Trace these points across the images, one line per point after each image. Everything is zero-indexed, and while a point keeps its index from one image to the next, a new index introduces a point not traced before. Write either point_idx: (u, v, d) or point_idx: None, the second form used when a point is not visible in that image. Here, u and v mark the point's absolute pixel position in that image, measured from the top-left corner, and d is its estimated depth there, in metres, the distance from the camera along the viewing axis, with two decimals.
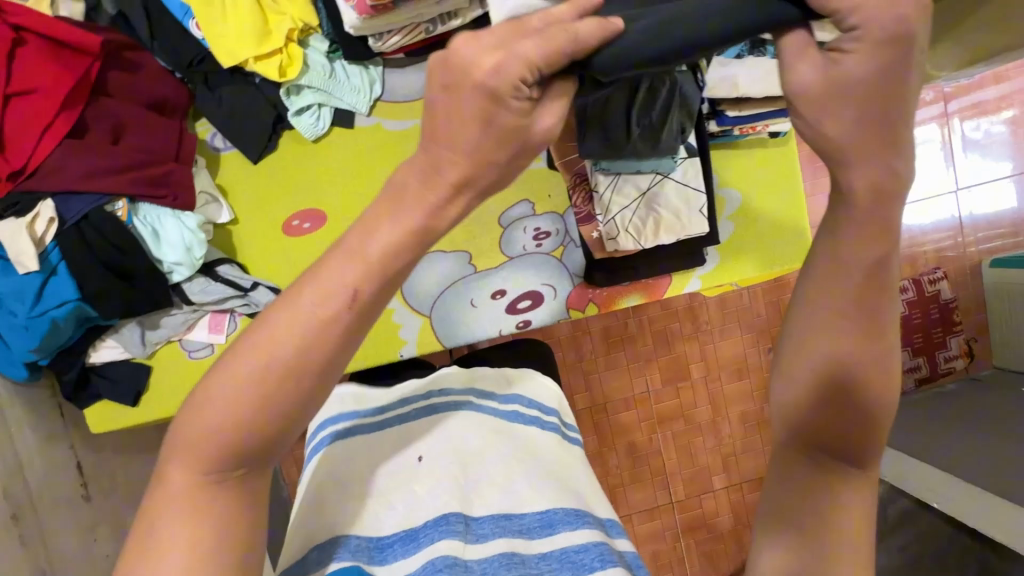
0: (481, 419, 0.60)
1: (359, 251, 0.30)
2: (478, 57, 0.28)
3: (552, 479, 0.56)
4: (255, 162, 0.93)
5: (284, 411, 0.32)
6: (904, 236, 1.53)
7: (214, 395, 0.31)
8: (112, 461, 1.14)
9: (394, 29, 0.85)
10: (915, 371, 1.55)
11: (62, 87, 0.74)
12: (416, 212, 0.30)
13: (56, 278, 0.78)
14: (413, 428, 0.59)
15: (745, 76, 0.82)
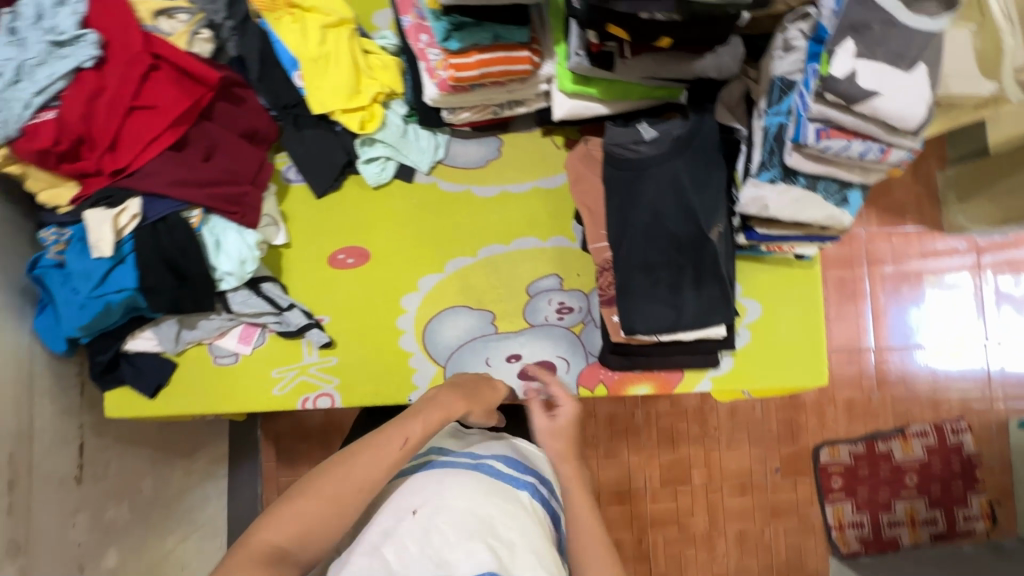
0: (475, 473, 0.70)
1: (411, 436, 0.70)
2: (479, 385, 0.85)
3: (533, 535, 0.64)
4: (319, 198, 1.03)
5: (314, 519, 0.63)
6: (929, 378, 1.51)
7: (300, 503, 0.63)
8: (111, 449, 1.16)
9: (466, 107, 0.97)
10: (931, 524, 1.47)
11: (178, 107, 0.85)
12: (431, 422, 0.73)
13: (122, 266, 0.85)
14: (413, 485, 0.69)
15: (776, 201, 0.84)
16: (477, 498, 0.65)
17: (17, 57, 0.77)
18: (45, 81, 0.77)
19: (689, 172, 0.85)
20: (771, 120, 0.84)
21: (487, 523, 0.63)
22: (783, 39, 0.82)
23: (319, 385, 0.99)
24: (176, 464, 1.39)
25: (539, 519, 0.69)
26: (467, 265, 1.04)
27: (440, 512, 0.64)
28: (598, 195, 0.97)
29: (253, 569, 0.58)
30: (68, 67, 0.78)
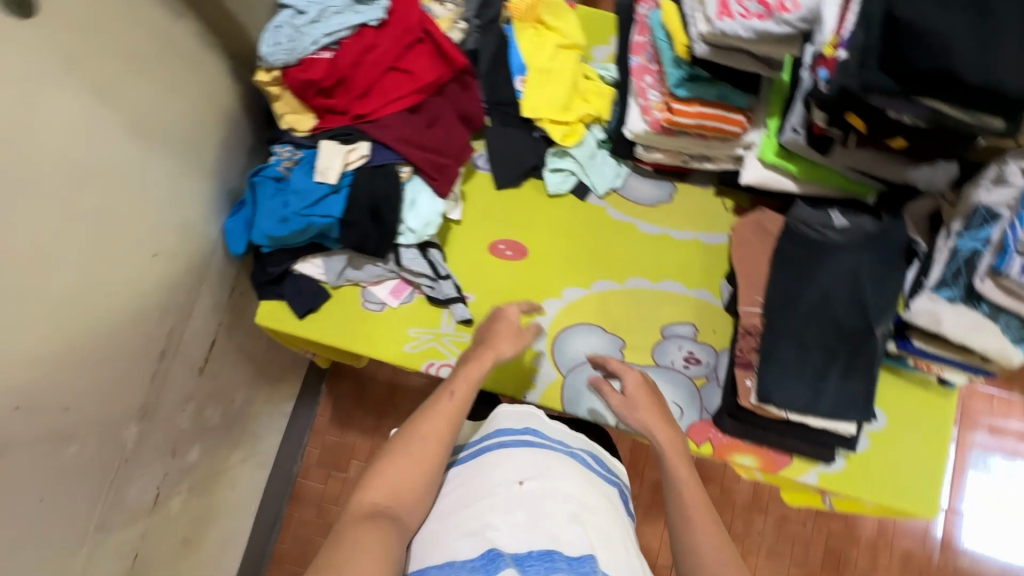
0: (567, 461, 0.82)
1: (459, 390, 0.82)
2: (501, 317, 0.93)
3: (612, 509, 0.81)
4: (497, 188, 1.10)
5: (403, 477, 0.73)
6: (1002, 566, 1.41)
7: (388, 467, 0.74)
8: (228, 355, 1.25)
9: (661, 148, 1.04)
10: None
11: (428, 78, 0.95)
12: (471, 375, 0.84)
13: (335, 197, 0.93)
14: (516, 461, 0.80)
15: (951, 320, 0.86)
16: (573, 486, 0.78)
17: (321, 5, 0.91)
18: (332, 27, 0.90)
19: (871, 267, 0.89)
20: (966, 243, 0.86)
21: (579, 504, 0.76)
22: (996, 172, 0.85)
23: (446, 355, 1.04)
24: (262, 389, 1.47)
25: (615, 507, 0.82)
26: (612, 289, 1.08)
27: (544, 490, 0.76)
28: (761, 263, 1.00)
29: (363, 522, 0.68)
30: (352, 19, 0.90)
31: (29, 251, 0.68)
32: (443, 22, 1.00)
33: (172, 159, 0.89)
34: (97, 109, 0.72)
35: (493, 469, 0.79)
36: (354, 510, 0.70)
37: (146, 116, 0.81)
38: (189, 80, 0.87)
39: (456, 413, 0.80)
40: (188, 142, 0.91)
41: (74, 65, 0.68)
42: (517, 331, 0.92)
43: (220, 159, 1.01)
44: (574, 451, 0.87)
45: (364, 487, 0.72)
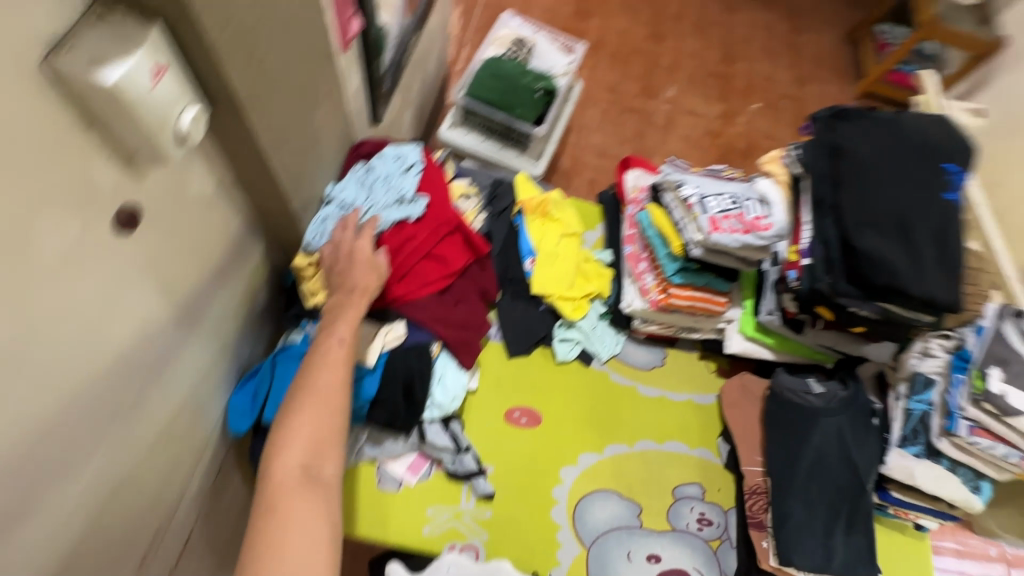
0: None
1: (343, 337, 0.84)
2: (358, 232, 0.93)
3: None
4: (510, 357, 1.17)
5: (319, 436, 0.76)
6: None
7: (299, 426, 0.75)
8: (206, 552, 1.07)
9: (656, 321, 1.18)
10: None
11: (458, 264, 1.05)
12: (350, 315, 0.86)
13: (369, 378, 0.94)
14: None
15: (921, 472, 1.00)
16: None
17: (367, 200, 1.00)
18: (377, 221, 0.98)
19: (851, 429, 1.03)
20: (915, 404, 1.04)
21: None
22: (921, 346, 1.07)
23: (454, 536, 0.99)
24: None
25: None
26: (623, 452, 1.13)
27: None
28: (754, 424, 1.12)
29: (291, 489, 0.71)
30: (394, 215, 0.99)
31: (57, 461, 0.62)
32: (468, 215, 1.17)
33: (204, 340, 0.86)
34: (157, 302, 0.72)
35: None
36: (279, 479, 0.72)
37: (193, 302, 0.81)
38: (232, 265, 0.89)
39: (348, 357, 0.83)
40: (221, 322, 0.90)
41: (151, 264, 0.69)
42: (374, 260, 0.91)
43: (242, 333, 0.99)
44: None
45: (283, 452, 0.73)
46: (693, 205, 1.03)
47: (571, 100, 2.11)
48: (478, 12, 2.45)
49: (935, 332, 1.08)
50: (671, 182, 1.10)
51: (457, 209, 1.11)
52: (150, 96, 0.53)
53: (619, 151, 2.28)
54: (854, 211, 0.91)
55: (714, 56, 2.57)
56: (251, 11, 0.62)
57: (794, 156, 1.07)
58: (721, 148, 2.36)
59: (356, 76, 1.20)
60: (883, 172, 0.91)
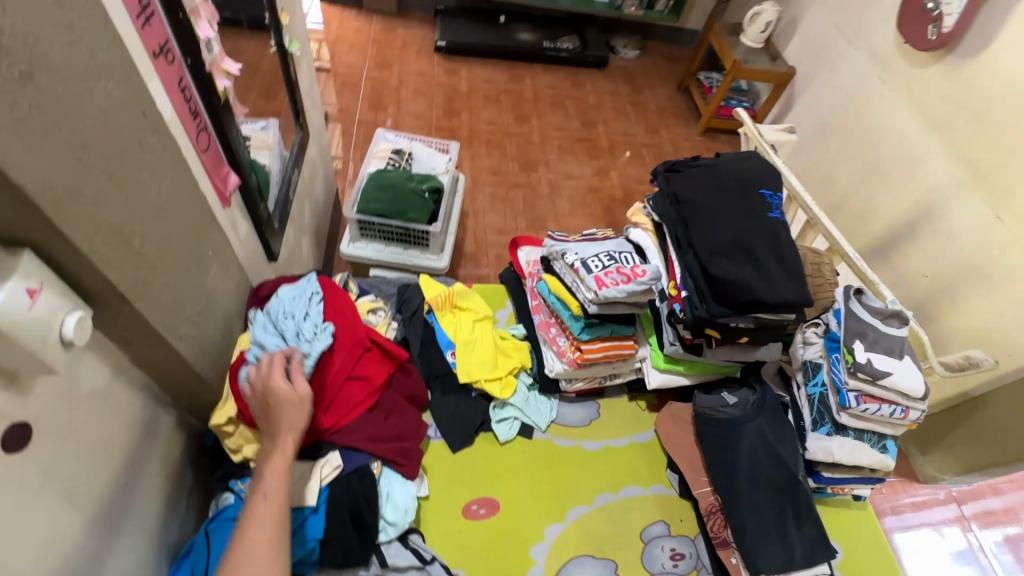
0: None
1: (270, 490, 0.81)
2: (272, 368, 0.89)
3: None
4: (454, 452, 1.18)
5: None
6: None
7: None
8: None
9: (579, 378, 1.26)
10: None
11: (379, 378, 1.08)
12: (279, 462, 0.83)
13: (314, 517, 0.93)
14: None
15: (837, 448, 1.12)
16: None
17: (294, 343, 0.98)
18: (308, 359, 0.97)
19: (770, 428, 1.12)
20: (812, 388, 1.17)
21: None
22: (802, 337, 1.22)
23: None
24: None
25: None
26: (585, 512, 1.15)
27: None
28: (692, 448, 1.20)
29: None
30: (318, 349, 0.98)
31: None
32: (381, 326, 1.21)
33: (123, 534, 0.81)
34: (63, 511, 0.69)
35: None
36: None
37: (105, 497, 0.77)
38: (143, 445, 0.86)
39: (280, 509, 0.80)
40: (140, 509, 0.85)
41: (52, 474, 0.67)
42: (296, 392, 0.88)
43: (168, 511, 0.94)
44: None
45: None
46: (578, 268, 1.14)
47: (459, 191, 2.28)
48: (355, 132, 2.62)
49: (808, 322, 1.23)
50: (557, 252, 1.22)
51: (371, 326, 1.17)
52: (30, 317, 0.54)
53: (516, 224, 2.46)
54: (706, 244, 1.06)
55: (575, 125, 2.90)
56: (121, 211, 0.66)
57: (650, 207, 1.24)
58: (603, 200, 2.61)
59: (243, 223, 1.25)
60: (718, 208, 1.09)
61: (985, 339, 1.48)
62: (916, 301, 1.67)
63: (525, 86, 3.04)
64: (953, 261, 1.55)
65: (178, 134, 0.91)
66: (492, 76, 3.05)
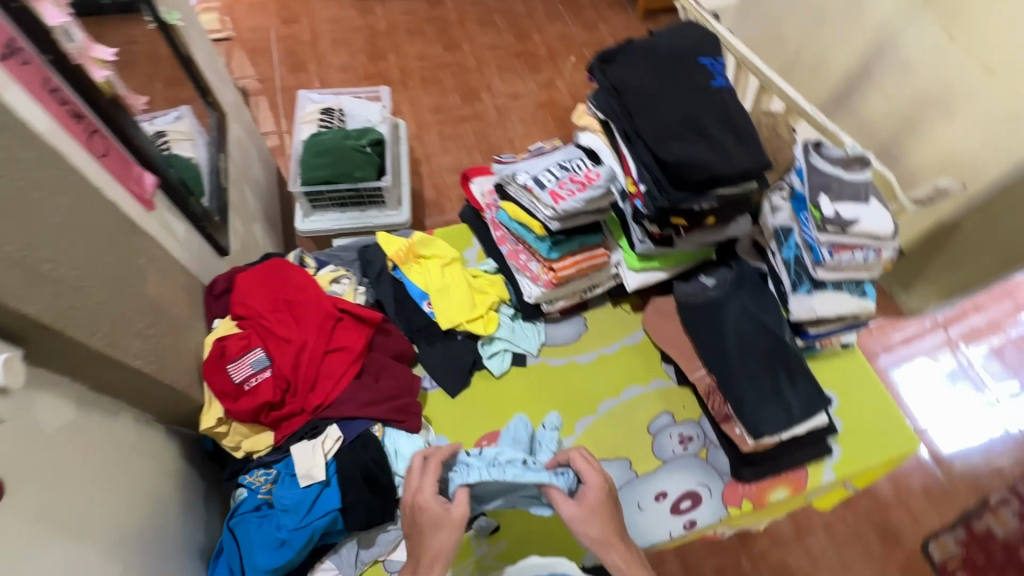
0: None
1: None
2: (415, 487, 0.84)
3: None
4: (453, 396, 1.19)
5: None
6: (977, 454, 1.65)
7: None
8: None
9: (560, 297, 1.25)
10: None
11: (358, 345, 1.06)
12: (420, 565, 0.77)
13: (327, 490, 0.94)
14: None
15: (818, 304, 1.14)
16: None
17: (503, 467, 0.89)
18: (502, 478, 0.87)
19: (751, 299, 1.15)
20: (787, 252, 1.17)
21: None
22: (769, 206, 1.20)
23: (612, 537, 0.83)
24: None
25: None
26: (592, 422, 1.18)
27: None
28: (680, 338, 1.21)
29: None
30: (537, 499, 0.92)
31: None
32: (348, 294, 1.18)
33: (144, 552, 0.83)
34: (74, 547, 0.69)
35: None
36: None
37: (111, 525, 0.78)
38: (138, 463, 0.86)
39: None
40: (151, 526, 0.87)
41: (46, 515, 0.66)
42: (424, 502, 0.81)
43: (185, 517, 0.96)
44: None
45: None
46: (532, 187, 1.10)
47: (402, 138, 2.16)
48: (281, 101, 2.45)
49: (772, 189, 1.21)
50: (508, 177, 1.17)
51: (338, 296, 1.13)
52: None
53: (471, 160, 2.36)
54: (654, 130, 1.00)
55: (509, 40, 2.71)
56: (14, 241, 0.61)
57: (594, 105, 1.14)
58: (555, 115, 2.50)
59: (178, 224, 1.18)
60: (660, 90, 1.03)
61: (951, 164, 1.47)
62: (881, 143, 1.64)
63: (447, 9, 2.80)
64: (911, 94, 1.51)
65: (63, 146, 0.82)
66: (408, 6, 2.80)
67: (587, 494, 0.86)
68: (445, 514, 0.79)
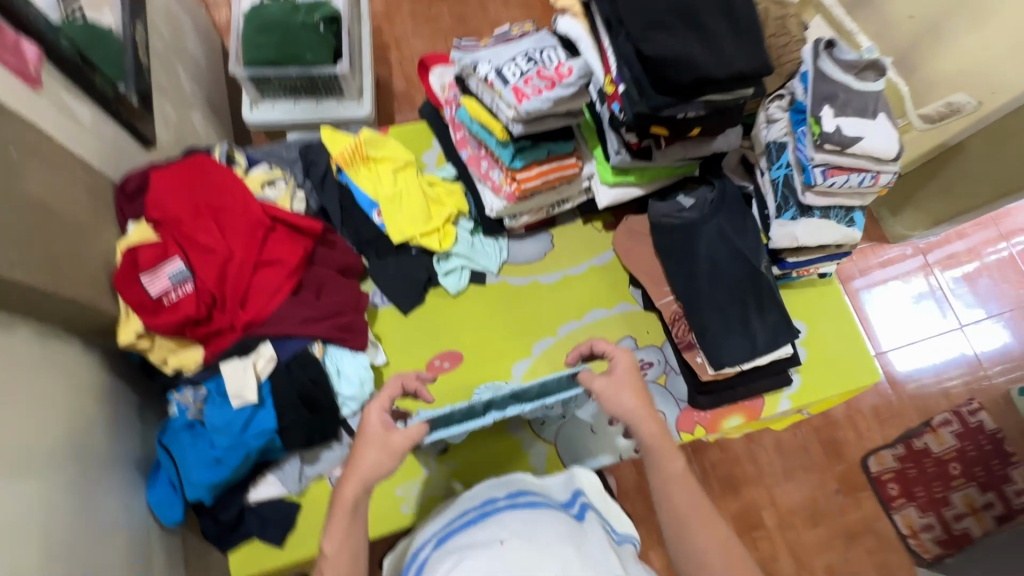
0: (558, 517, 0.73)
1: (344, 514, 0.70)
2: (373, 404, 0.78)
3: (566, 525, 0.71)
4: (406, 313, 1.11)
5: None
6: (930, 378, 1.69)
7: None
8: None
9: (524, 212, 1.13)
10: (929, 530, 1.57)
11: (294, 259, 0.96)
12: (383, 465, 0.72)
13: (262, 411, 0.90)
14: (507, 524, 0.69)
15: (802, 232, 1.04)
16: (530, 525, 0.69)
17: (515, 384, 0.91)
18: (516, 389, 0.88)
19: (731, 223, 1.06)
20: (776, 172, 1.06)
21: (534, 539, 0.65)
22: (765, 116, 1.07)
23: (643, 410, 0.78)
24: None
25: (573, 530, 0.71)
26: (551, 344, 1.13)
27: (526, 535, 0.66)
28: (650, 260, 1.13)
29: None
30: (555, 396, 0.87)
31: None
32: (284, 200, 1.05)
33: (67, 469, 0.79)
34: None
35: (478, 532, 0.69)
36: None
37: (21, 446, 0.72)
38: (48, 381, 0.79)
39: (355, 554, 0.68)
40: (73, 442, 0.81)
41: None
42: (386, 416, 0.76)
43: (115, 434, 0.92)
44: (519, 499, 0.78)
45: None
46: (492, 82, 0.94)
47: (362, 15, 1.87)
48: None
49: (773, 96, 1.07)
50: (468, 67, 1.00)
51: (271, 203, 1.02)
52: None
53: (443, 46, 2.09)
54: (637, 17, 0.84)
55: None
56: None
57: None
58: None
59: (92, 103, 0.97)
60: None
61: (968, 78, 1.31)
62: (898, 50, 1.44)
63: None
64: None
65: None
66: None
67: (615, 368, 0.81)
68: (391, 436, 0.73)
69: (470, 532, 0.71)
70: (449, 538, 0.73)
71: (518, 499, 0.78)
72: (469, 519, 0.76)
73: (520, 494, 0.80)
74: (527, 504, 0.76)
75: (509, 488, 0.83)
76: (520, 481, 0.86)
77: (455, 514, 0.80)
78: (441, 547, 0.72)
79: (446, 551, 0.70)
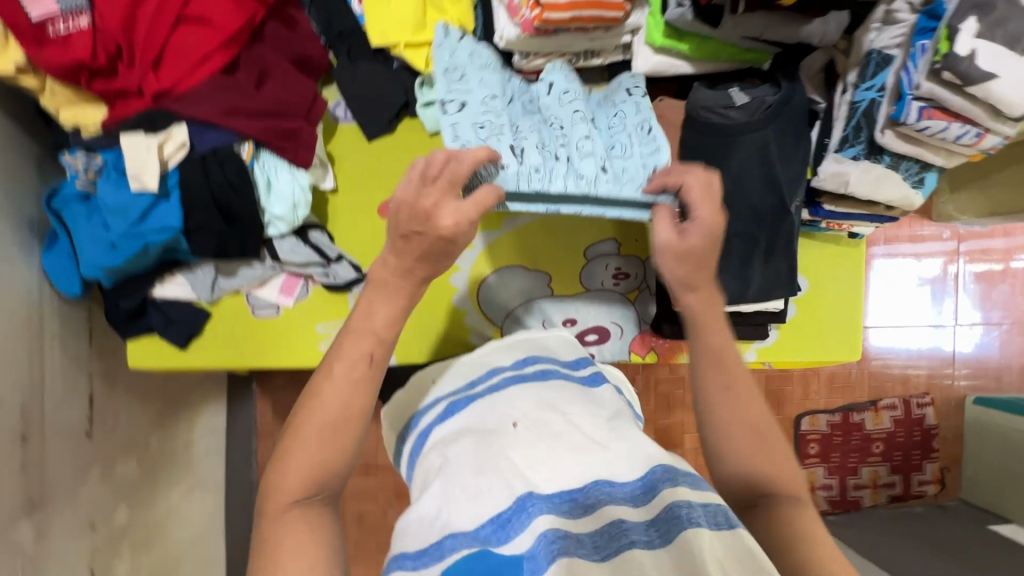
0: (568, 387, 0.63)
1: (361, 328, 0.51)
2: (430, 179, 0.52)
3: (584, 399, 0.61)
4: (370, 140, 0.91)
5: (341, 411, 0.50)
6: (898, 363, 1.62)
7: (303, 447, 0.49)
8: (134, 399, 1.07)
9: (540, 53, 0.89)
10: (827, 490, 1.62)
11: (230, 24, 0.75)
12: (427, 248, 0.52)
13: (166, 203, 0.76)
14: (517, 404, 0.59)
15: (856, 177, 0.86)
16: (541, 404, 0.59)
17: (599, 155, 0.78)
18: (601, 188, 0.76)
19: (778, 141, 0.84)
20: (862, 95, 0.83)
21: (551, 425, 0.56)
22: (884, 11, 0.81)
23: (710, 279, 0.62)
24: (201, 409, 1.29)
25: (593, 400, 0.62)
26: (525, 223, 0.98)
27: (543, 419, 0.57)
28: None
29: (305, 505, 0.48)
30: (620, 214, 0.79)
31: None
32: None
33: None
34: None
35: (487, 413, 0.60)
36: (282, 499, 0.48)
37: None
38: None
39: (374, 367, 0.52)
40: None
41: None
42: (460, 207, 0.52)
43: None
44: (527, 370, 0.67)
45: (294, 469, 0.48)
46: None
47: None
48: None
49: None
50: None
51: None
52: None
53: None
54: None
55: None
56: None
57: None
58: None
59: None
60: None
61: None
62: None
63: None
64: None
65: None
66: None
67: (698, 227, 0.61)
68: (451, 245, 0.52)
69: (474, 410, 0.62)
70: (454, 411, 0.64)
71: (526, 368, 0.67)
72: (472, 393, 0.66)
73: (529, 362, 0.69)
74: (536, 375, 0.65)
75: (517, 354, 0.71)
76: (528, 342, 0.74)
77: (458, 381, 0.70)
78: (442, 422, 0.63)
79: (449, 428, 0.61)
